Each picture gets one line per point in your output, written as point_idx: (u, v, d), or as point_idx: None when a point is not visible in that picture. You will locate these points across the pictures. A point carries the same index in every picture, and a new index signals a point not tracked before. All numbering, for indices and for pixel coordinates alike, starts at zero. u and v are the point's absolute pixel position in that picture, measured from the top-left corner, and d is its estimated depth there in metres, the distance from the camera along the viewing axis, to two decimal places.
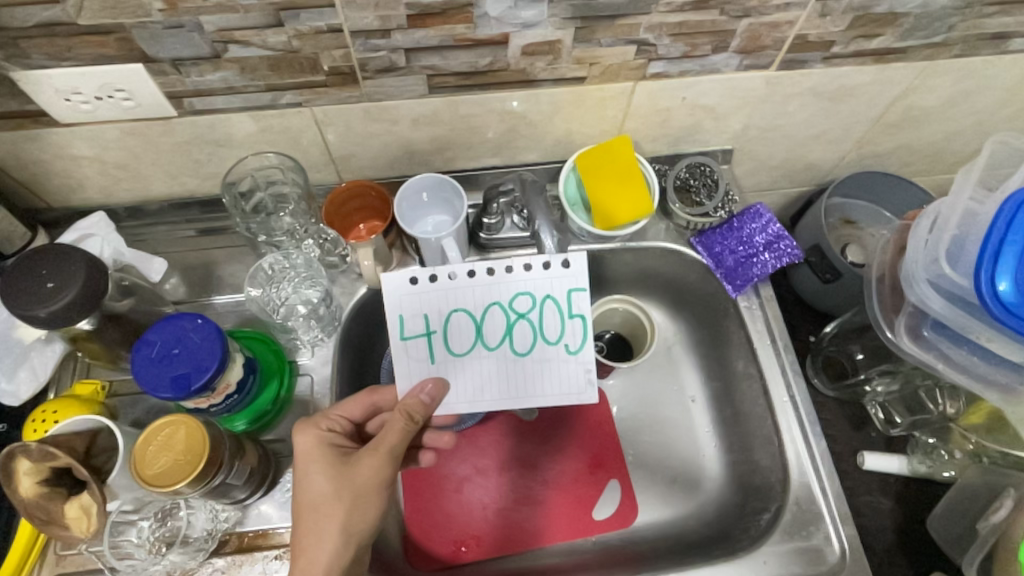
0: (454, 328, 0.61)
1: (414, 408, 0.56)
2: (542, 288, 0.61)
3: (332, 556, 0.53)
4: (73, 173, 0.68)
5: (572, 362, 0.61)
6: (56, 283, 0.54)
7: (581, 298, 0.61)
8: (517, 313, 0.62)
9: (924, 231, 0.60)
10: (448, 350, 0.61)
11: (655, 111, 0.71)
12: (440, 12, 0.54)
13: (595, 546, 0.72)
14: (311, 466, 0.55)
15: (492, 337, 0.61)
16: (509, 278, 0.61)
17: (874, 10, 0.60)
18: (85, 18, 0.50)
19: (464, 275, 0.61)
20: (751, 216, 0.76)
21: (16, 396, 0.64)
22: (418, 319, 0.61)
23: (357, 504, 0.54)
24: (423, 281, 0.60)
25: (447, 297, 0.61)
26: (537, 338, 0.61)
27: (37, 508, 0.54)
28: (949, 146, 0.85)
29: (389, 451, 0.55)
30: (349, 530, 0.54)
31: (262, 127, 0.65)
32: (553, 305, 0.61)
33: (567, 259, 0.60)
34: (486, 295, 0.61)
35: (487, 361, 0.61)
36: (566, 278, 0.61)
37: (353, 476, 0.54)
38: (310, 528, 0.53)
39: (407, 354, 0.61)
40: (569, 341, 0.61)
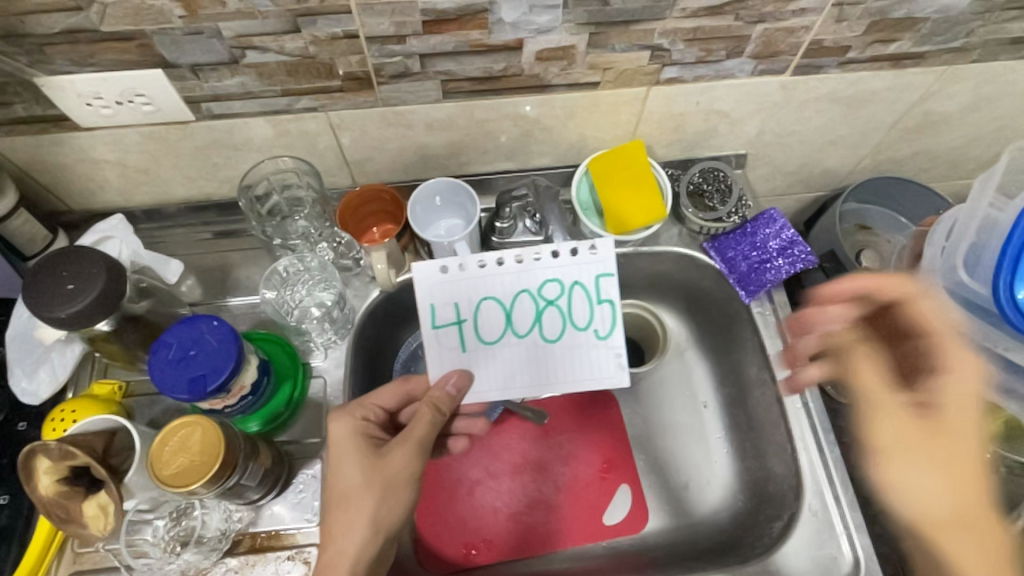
0: (484, 317, 0.59)
1: (440, 400, 0.57)
2: (572, 274, 0.58)
3: (360, 546, 0.53)
4: (93, 176, 0.69)
5: (602, 347, 0.59)
6: (76, 284, 0.55)
7: (610, 283, 0.59)
8: (547, 299, 0.60)
9: (941, 238, 0.61)
10: (478, 339, 0.59)
11: (669, 116, 0.71)
12: (456, 18, 0.55)
13: (606, 551, 0.72)
14: (345, 455, 0.56)
15: (521, 325, 0.59)
16: (538, 265, 0.58)
17: (891, 15, 0.60)
18: (107, 25, 0.51)
19: (493, 262, 0.58)
20: (765, 221, 0.75)
21: (37, 396, 0.65)
22: (449, 308, 0.59)
23: (387, 495, 0.55)
24: (453, 269, 0.58)
25: (476, 284, 0.58)
26: (567, 326, 0.59)
27: (56, 505, 0.56)
28: (968, 151, 0.84)
29: (418, 442, 0.57)
30: (379, 520, 0.54)
31: (279, 131, 0.65)
32: (582, 291, 0.59)
33: (595, 244, 0.58)
34: (516, 282, 0.59)
35: (517, 348, 0.59)
36: (594, 264, 0.58)
37: (383, 467, 0.55)
38: (340, 518, 0.54)
39: (438, 344, 0.59)
40: (599, 327, 0.59)
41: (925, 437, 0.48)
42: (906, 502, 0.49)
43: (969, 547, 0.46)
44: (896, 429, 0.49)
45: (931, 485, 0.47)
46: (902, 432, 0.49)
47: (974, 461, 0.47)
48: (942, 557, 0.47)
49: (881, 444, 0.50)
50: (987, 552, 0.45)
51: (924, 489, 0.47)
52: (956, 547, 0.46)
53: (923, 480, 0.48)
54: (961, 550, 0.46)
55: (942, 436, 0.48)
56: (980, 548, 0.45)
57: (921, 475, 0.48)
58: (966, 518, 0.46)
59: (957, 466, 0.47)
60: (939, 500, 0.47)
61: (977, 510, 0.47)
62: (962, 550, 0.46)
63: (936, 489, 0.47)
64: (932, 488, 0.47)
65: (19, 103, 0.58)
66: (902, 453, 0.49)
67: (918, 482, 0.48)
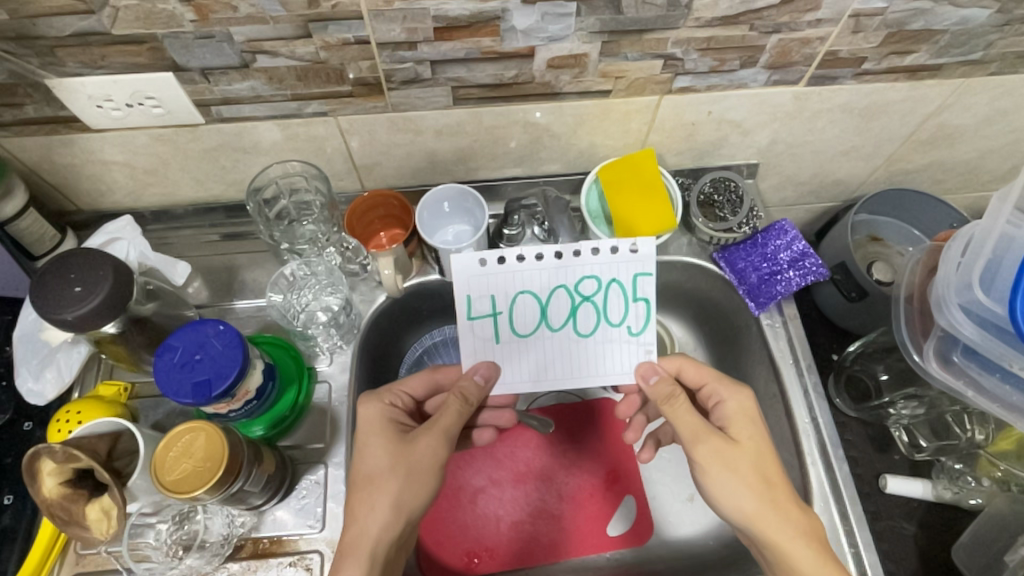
0: (520, 310, 0.58)
1: (469, 390, 0.57)
2: (609, 272, 0.57)
3: (382, 529, 0.53)
4: (103, 177, 0.69)
5: (632, 344, 0.59)
6: (83, 287, 0.55)
7: (648, 282, 0.58)
8: (583, 294, 0.58)
9: (956, 253, 0.59)
10: (512, 331, 0.58)
11: (680, 125, 0.70)
12: (467, 25, 0.54)
13: (609, 562, 0.71)
14: (371, 437, 0.56)
15: (556, 319, 0.59)
16: (577, 261, 0.57)
17: (909, 27, 0.59)
18: (119, 28, 0.51)
19: (533, 256, 0.57)
20: (776, 232, 0.74)
21: (43, 396, 0.65)
22: (484, 300, 0.57)
23: (410, 480, 0.54)
24: (492, 262, 0.56)
25: (513, 278, 0.57)
26: (601, 321, 0.58)
27: (59, 508, 0.55)
28: (983, 164, 0.82)
29: (443, 430, 0.56)
30: (400, 505, 0.53)
31: (288, 136, 0.65)
32: (618, 289, 0.58)
33: (636, 243, 0.56)
34: (553, 277, 0.58)
35: (551, 342, 0.59)
36: (634, 263, 0.57)
37: (409, 451, 0.55)
38: (362, 501, 0.53)
39: (473, 334, 0.58)
40: (632, 324, 0.59)
41: (727, 449, 0.55)
42: (725, 505, 0.55)
43: (782, 526, 0.53)
44: (708, 449, 0.55)
45: (745, 485, 0.54)
46: (716, 448, 0.55)
47: (766, 455, 0.56)
48: (767, 540, 0.53)
49: (699, 462, 0.55)
50: (796, 525, 0.53)
51: (738, 490, 0.54)
52: (772, 527, 0.53)
53: (734, 484, 0.54)
54: (776, 530, 0.53)
55: (737, 444, 0.56)
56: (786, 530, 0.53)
57: (731, 480, 0.54)
58: (778, 505, 0.53)
59: (753, 464, 0.55)
60: (751, 503, 0.53)
61: (784, 497, 0.54)
62: (780, 530, 0.53)
63: (741, 489, 0.54)
64: (742, 488, 0.54)
65: (30, 105, 0.58)
66: (713, 465, 0.55)
67: (731, 485, 0.54)
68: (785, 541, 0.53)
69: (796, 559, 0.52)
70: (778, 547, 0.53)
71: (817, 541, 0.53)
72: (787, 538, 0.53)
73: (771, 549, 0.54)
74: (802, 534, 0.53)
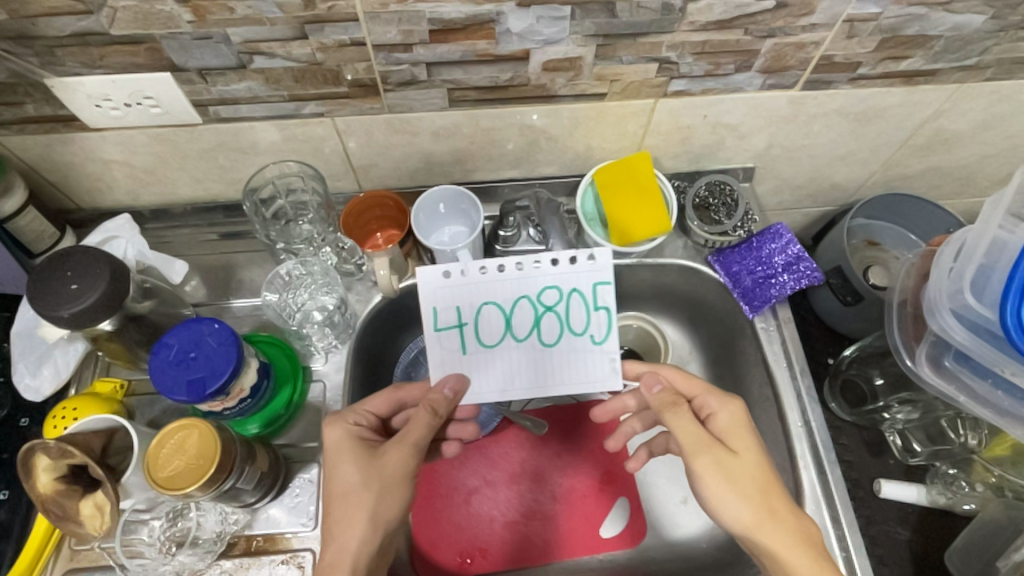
0: (485, 320, 0.58)
1: (438, 403, 0.57)
2: (569, 281, 0.58)
3: (361, 543, 0.53)
4: (103, 176, 0.69)
5: (597, 353, 0.59)
6: (80, 284, 0.56)
7: (607, 291, 0.59)
8: (546, 305, 0.59)
9: (948, 259, 0.59)
10: (478, 341, 0.59)
11: (677, 128, 0.70)
12: (462, 27, 0.55)
13: (602, 564, 0.72)
14: (341, 457, 0.56)
15: (521, 329, 0.59)
16: (537, 271, 0.58)
17: (903, 32, 0.59)
18: (117, 29, 0.52)
19: (495, 267, 0.58)
20: (771, 236, 0.75)
21: (39, 393, 0.66)
22: (450, 311, 0.58)
23: (385, 493, 0.54)
24: (456, 274, 0.57)
25: (477, 289, 0.58)
26: (565, 331, 0.59)
27: (53, 504, 0.56)
28: (981, 169, 0.82)
29: (413, 444, 0.56)
30: (377, 518, 0.54)
31: (286, 136, 0.66)
32: (579, 298, 0.59)
33: (593, 253, 0.57)
34: (516, 288, 0.58)
35: (517, 353, 0.59)
36: (593, 271, 0.58)
37: (379, 466, 0.55)
38: (339, 518, 0.54)
39: (440, 345, 0.58)
40: (594, 333, 0.59)
41: (727, 458, 0.55)
42: (722, 516, 0.55)
43: (780, 536, 0.53)
44: (708, 460, 0.55)
45: (746, 496, 0.54)
46: (715, 458, 0.55)
47: (763, 467, 0.55)
48: (768, 551, 0.53)
49: (700, 474, 0.55)
50: (793, 535, 0.53)
51: (738, 501, 0.54)
52: (772, 539, 0.53)
53: (735, 495, 0.54)
54: (777, 541, 0.53)
55: (736, 454, 0.56)
56: (785, 540, 0.53)
57: (730, 492, 0.54)
58: (777, 517, 0.53)
59: (752, 476, 0.55)
60: (748, 512, 0.53)
61: (781, 507, 0.54)
62: (779, 540, 0.53)
63: (741, 500, 0.54)
64: (739, 498, 0.54)
65: (30, 104, 0.59)
66: (714, 476, 0.55)
67: (732, 496, 0.54)
68: (786, 553, 0.52)
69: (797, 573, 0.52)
70: (778, 559, 0.53)
71: (816, 551, 0.53)
72: (787, 548, 0.52)
73: (771, 562, 0.53)
74: (801, 544, 0.53)
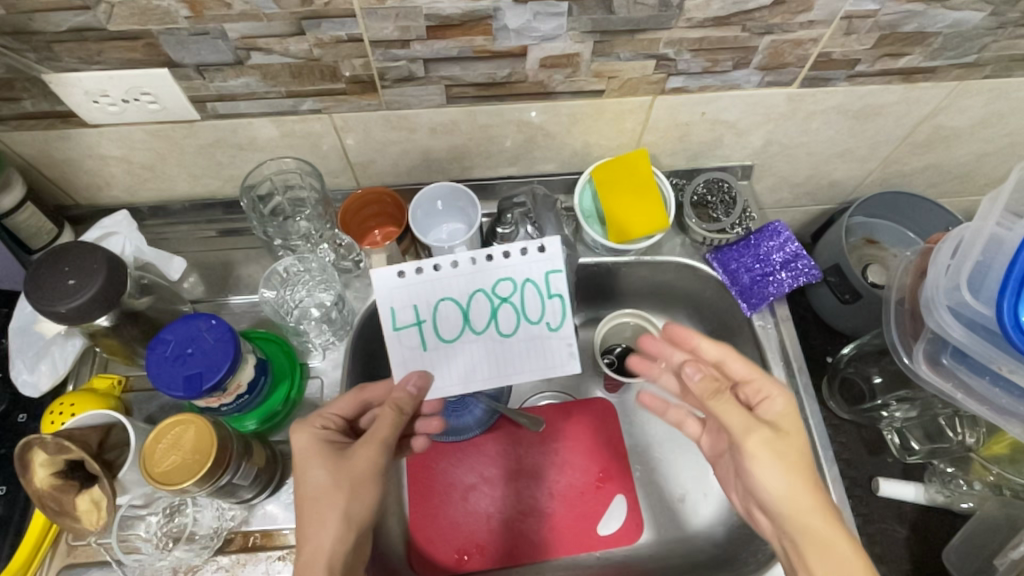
0: (443, 316, 0.58)
1: (402, 400, 0.56)
2: (522, 272, 0.58)
3: (335, 542, 0.52)
4: (101, 172, 0.69)
5: (554, 339, 0.60)
6: (77, 280, 0.56)
7: (558, 278, 0.59)
8: (501, 297, 0.59)
9: (946, 255, 0.59)
10: (438, 337, 0.59)
11: (674, 125, 0.70)
12: (459, 23, 0.55)
13: (598, 561, 0.72)
14: (309, 461, 0.55)
15: (478, 322, 0.59)
16: (491, 264, 0.58)
17: (901, 30, 0.59)
18: (115, 24, 0.52)
19: (449, 264, 0.57)
20: (769, 234, 0.75)
21: (37, 388, 0.66)
22: (408, 310, 0.58)
23: (357, 490, 0.54)
24: (411, 273, 0.57)
25: (433, 287, 0.58)
26: (522, 321, 0.59)
27: (50, 499, 0.56)
28: (980, 167, 0.82)
29: (381, 442, 0.56)
30: (350, 517, 0.53)
31: (284, 132, 0.66)
32: (533, 288, 0.59)
33: (543, 243, 0.58)
34: (471, 282, 0.58)
35: (476, 345, 0.59)
36: (544, 261, 0.59)
37: (349, 466, 0.54)
38: (311, 521, 0.52)
39: (401, 344, 0.58)
40: (550, 320, 0.59)
41: (777, 439, 0.53)
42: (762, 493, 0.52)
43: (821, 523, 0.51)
44: (760, 440, 0.52)
45: (796, 477, 0.52)
46: (765, 436, 0.52)
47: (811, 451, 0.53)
48: (807, 536, 0.51)
49: (749, 454, 0.52)
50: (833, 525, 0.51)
51: (783, 480, 0.52)
52: (819, 525, 0.51)
53: (784, 475, 0.52)
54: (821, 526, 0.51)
55: (787, 436, 0.53)
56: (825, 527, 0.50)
57: (779, 472, 0.52)
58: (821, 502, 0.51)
59: (801, 457, 0.52)
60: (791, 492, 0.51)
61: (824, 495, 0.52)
62: (820, 527, 0.51)
63: (789, 477, 0.52)
64: (784, 478, 0.52)
65: (28, 99, 0.59)
66: (761, 454, 0.52)
67: (783, 476, 0.52)
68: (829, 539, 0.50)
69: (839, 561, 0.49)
70: (823, 544, 0.50)
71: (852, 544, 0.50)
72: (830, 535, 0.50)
73: (810, 548, 0.51)
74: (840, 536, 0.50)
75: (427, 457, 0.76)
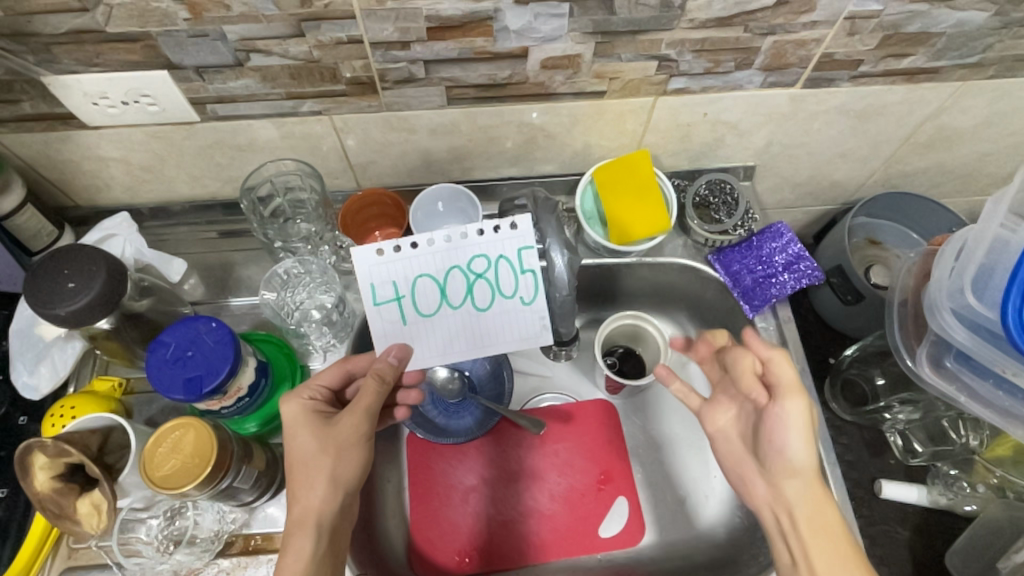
0: (421, 293, 0.57)
1: (384, 370, 0.56)
2: (496, 249, 0.57)
3: (324, 502, 0.54)
4: (100, 173, 0.69)
5: (527, 313, 0.60)
6: (77, 283, 0.56)
7: (532, 254, 0.58)
8: (476, 272, 0.58)
9: (950, 258, 0.59)
10: (417, 312, 0.58)
11: (675, 126, 0.70)
12: (460, 24, 0.54)
13: (601, 563, 0.72)
14: (297, 429, 0.56)
15: (455, 297, 0.58)
16: (466, 241, 0.57)
17: (905, 29, 0.58)
18: (113, 26, 0.51)
19: (425, 241, 0.56)
20: (771, 235, 0.74)
21: (37, 391, 0.66)
22: (387, 286, 0.57)
23: (343, 455, 0.55)
24: (389, 251, 0.56)
25: (410, 264, 0.56)
26: (496, 296, 0.59)
27: (50, 502, 0.56)
28: (984, 166, 0.82)
29: (365, 410, 0.56)
30: (337, 479, 0.54)
31: (284, 134, 0.65)
32: (507, 264, 0.58)
33: (515, 220, 0.57)
34: (446, 259, 0.57)
35: (454, 319, 0.59)
36: (516, 238, 0.57)
37: (335, 432, 0.55)
38: (300, 482, 0.54)
39: (381, 318, 0.57)
40: (523, 294, 0.59)
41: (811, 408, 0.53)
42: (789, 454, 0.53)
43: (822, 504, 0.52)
44: (805, 407, 0.51)
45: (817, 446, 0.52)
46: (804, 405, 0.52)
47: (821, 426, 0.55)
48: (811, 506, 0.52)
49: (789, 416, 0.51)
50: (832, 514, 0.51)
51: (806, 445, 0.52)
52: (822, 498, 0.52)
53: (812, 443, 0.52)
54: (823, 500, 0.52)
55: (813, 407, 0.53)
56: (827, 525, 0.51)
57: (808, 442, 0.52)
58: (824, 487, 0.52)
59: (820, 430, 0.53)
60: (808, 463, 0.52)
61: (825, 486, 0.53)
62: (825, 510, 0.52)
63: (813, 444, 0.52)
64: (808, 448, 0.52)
65: (26, 101, 0.59)
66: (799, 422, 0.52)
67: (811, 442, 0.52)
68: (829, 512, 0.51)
69: (831, 536, 0.51)
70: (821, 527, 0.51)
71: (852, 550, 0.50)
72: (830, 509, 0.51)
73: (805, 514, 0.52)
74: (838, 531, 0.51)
75: (427, 459, 0.76)
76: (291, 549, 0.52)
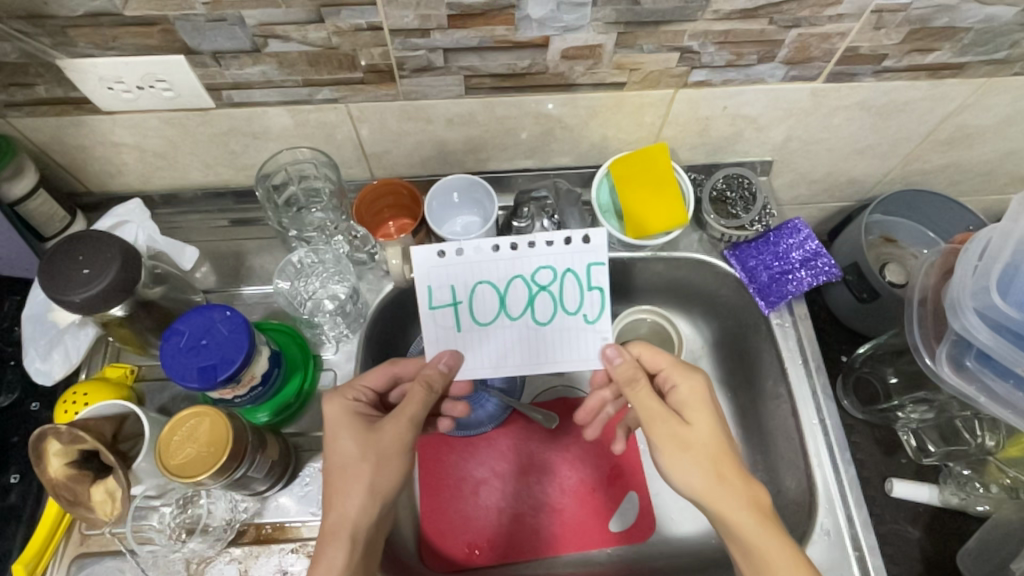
0: (479, 300, 0.57)
1: (433, 377, 0.56)
2: (564, 262, 0.56)
3: (360, 511, 0.53)
4: (113, 159, 0.69)
5: (589, 332, 0.58)
6: (92, 269, 0.55)
7: (601, 271, 0.57)
8: (539, 284, 0.58)
9: (973, 257, 0.59)
10: (473, 320, 0.58)
11: (694, 119, 0.69)
12: (481, 13, 0.54)
13: (610, 558, 0.71)
14: (339, 431, 0.56)
15: (514, 308, 0.57)
16: (531, 252, 0.56)
17: (932, 24, 0.57)
18: (130, 9, 0.51)
19: (488, 248, 0.56)
20: (788, 231, 0.74)
21: (50, 376, 0.65)
22: (445, 290, 0.57)
23: (383, 464, 0.55)
24: (450, 254, 0.56)
25: (472, 269, 0.57)
26: (558, 310, 0.57)
27: (64, 488, 0.56)
28: (1003, 165, 0.81)
29: (410, 418, 0.56)
30: (375, 489, 0.54)
31: (299, 122, 0.65)
32: (573, 278, 0.57)
33: (588, 234, 0.56)
34: (509, 268, 0.57)
35: (511, 330, 0.58)
36: (587, 253, 0.56)
37: (377, 440, 0.55)
38: (338, 489, 0.54)
39: (435, 323, 0.57)
40: (588, 312, 0.57)
41: (681, 429, 0.55)
42: (678, 482, 0.55)
43: (734, 504, 0.53)
44: (664, 431, 0.55)
45: (702, 465, 0.54)
46: (671, 430, 0.55)
47: (718, 434, 0.55)
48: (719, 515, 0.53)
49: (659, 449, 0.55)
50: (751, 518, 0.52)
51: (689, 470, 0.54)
52: (724, 505, 0.53)
53: (687, 460, 0.54)
54: (733, 509, 0.52)
55: (689, 424, 0.56)
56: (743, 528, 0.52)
57: (687, 463, 0.54)
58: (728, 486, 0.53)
59: (709, 445, 0.55)
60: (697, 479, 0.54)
61: (732, 474, 0.54)
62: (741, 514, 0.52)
63: (693, 465, 0.54)
64: (690, 467, 0.54)
65: (41, 85, 0.58)
66: (667, 446, 0.55)
67: (687, 464, 0.54)
68: (735, 517, 0.52)
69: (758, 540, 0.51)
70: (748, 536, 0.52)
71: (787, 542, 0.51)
72: (737, 512, 0.52)
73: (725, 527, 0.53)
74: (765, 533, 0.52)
75: (439, 452, 0.76)
76: (324, 558, 0.52)
